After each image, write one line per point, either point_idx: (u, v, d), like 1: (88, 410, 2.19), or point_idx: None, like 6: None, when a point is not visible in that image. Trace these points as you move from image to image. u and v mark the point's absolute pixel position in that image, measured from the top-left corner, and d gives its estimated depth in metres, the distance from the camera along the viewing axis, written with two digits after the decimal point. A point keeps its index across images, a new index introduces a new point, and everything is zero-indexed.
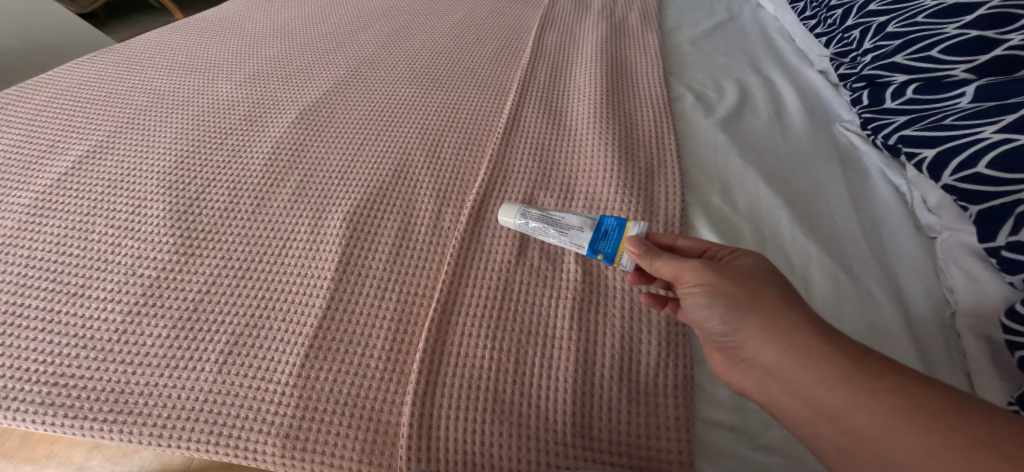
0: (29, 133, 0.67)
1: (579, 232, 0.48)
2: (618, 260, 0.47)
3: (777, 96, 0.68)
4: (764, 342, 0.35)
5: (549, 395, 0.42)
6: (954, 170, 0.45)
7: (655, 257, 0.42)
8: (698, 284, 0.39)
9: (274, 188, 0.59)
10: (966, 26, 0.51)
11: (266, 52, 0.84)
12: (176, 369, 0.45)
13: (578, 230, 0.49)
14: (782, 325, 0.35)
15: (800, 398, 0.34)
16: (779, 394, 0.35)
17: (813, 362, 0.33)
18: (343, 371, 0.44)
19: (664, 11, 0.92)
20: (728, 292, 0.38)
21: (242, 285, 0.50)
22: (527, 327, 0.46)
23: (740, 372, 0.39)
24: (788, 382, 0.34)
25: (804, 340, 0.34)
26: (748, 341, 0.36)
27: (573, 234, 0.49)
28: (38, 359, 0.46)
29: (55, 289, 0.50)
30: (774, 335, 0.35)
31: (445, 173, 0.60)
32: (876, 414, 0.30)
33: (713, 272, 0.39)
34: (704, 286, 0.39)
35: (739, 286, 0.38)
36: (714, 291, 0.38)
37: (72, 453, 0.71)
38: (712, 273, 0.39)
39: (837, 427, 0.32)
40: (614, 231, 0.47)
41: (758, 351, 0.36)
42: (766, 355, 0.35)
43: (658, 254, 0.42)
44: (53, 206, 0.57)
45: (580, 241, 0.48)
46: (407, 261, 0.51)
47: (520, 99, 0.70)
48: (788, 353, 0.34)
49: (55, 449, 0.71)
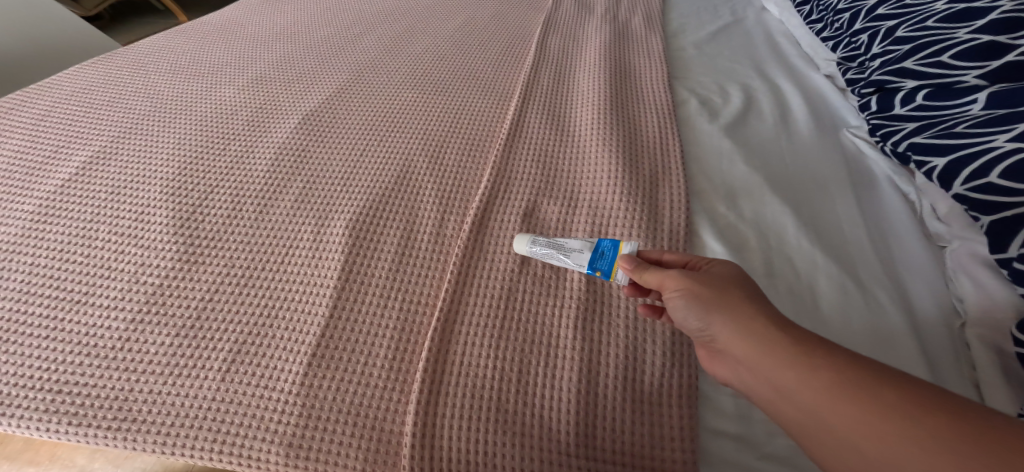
0: (33, 138, 0.67)
1: (579, 254, 0.47)
2: (614, 277, 0.46)
3: (782, 101, 0.67)
4: (731, 331, 0.35)
5: (552, 406, 0.41)
6: (965, 179, 0.44)
7: (641, 269, 0.42)
8: (676, 289, 0.39)
9: (277, 194, 0.59)
10: (977, 31, 0.50)
11: (269, 56, 0.84)
12: (179, 377, 0.45)
13: (578, 252, 0.48)
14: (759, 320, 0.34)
15: (764, 382, 0.33)
16: (749, 380, 0.34)
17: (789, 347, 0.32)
18: (347, 380, 0.44)
19: (668, 14, 0.92)
20: (703, 296, 0.37)
21: (246, 293, 0.50)
22: (530, 336, 0.45)
23: (718, 361, 0.38)
24: (754, 367, 0.33)
25: (797, 334, 0.33)
26: (719, 335, 0.36)
27: (573, 255, 0.48)
28: (43, 366, 0.46)
29: (58, 296, 0.50)
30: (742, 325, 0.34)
31: (448, 179, 0.60)
32: (836, 397, 0.29)
33: (690, 278, 0.38)
34: (681, 290, 0.39)
35: (717, 289, 0.37)
36: (690, 295, 0.38)
37: (75, 455, 0.71)
38: (690, 279, 0.38)
39: (797, 409, 0.31)
40: (610, 251, 0.47)
41: (735, 345, 0.34)
42: (734, 344, 0.35)
43: (644, 266, 0.42)
44: (57, 213, 0.57)
45: (580, 262, 0.47)
46: (410, 269, 0.51)
47: (522, 104, 0.69)
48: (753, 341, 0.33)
49: (59, 451, 0.71)
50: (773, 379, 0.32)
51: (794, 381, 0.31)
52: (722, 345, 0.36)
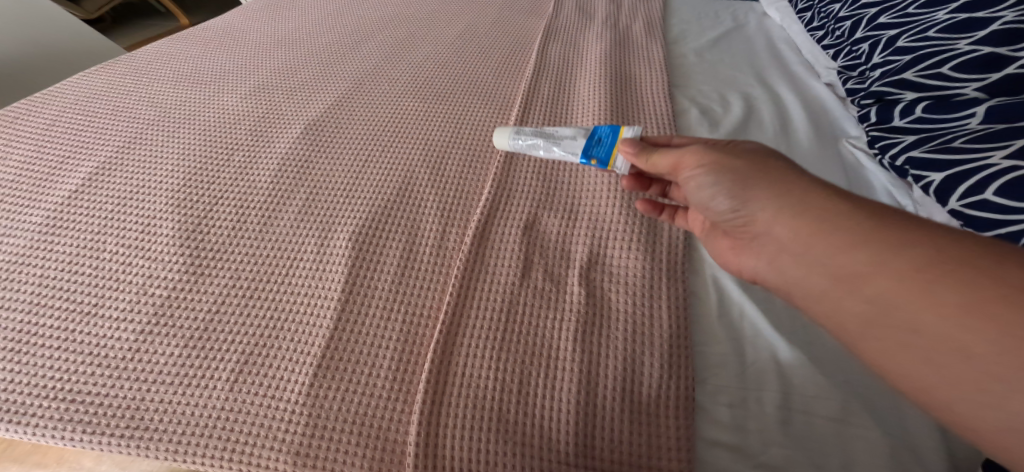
0: (39, 148, 0.67)
1: (572, 142, 0.51)
2: (612, 164, 0.50)
3: (782, 110, 0.67)
4: (775, 212, 0.36)
5: (552, 417, 0.41)
6: (961, 195, 0.45)
7: (652, 153, 0.46)
8: (699, 166, 0.42)
9: (282, 205, 0.60)
10: (977, 42, 0.51)
11: (271, 64, 0.84)
12: (188, 387, 0.46)
13: (571, 140, 0.52)
14: (807, 202, 0.34)
15: (812, 267, 0.33)
16: (791, 271, 0.35)
17: (842, 221, 0.32)
18: (353, 390, 0.45)
19: (669, 19, 0.92)
20: (725, 167, 0.40)
21: (251, 304, 0.51)
22: (531, 348, 0.46)
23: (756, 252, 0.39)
24: (800, 252, 0.34)
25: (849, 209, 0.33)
26: (758, 213, 0.37)
27: (566, 143, 0.52)
28: (55, 376, 0.47)
29: (68, 307, 0.51)
30: (788, 207, 0.35)
31: (450, 191, 0.60)
32: (894, 271, 0.29)
33: (707, 152, 0.42)
34: (705, 166, 0.42)
35: (737, 162, 0.40)
36: (714, 168, 0.41)
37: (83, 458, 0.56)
38: (709, 153, 0.42)
39: (852, 293, 0.30)
40: (607, 138, 0.50)
41: (781, 225, 0.35)
42: (780, 226, 0.35)
43: (655, 150, 0.46)
44: (65, 224, 0.58)
45: (573, 149, 0.51)
46: (412, 281, 0.52)
47: (523, 114, 0.70)
48: (799, 221, 0.34)
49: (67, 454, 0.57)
50: (823, 265, 0.32)
51: (862, 260, 0.30)
52: (764, 225, 0.37)
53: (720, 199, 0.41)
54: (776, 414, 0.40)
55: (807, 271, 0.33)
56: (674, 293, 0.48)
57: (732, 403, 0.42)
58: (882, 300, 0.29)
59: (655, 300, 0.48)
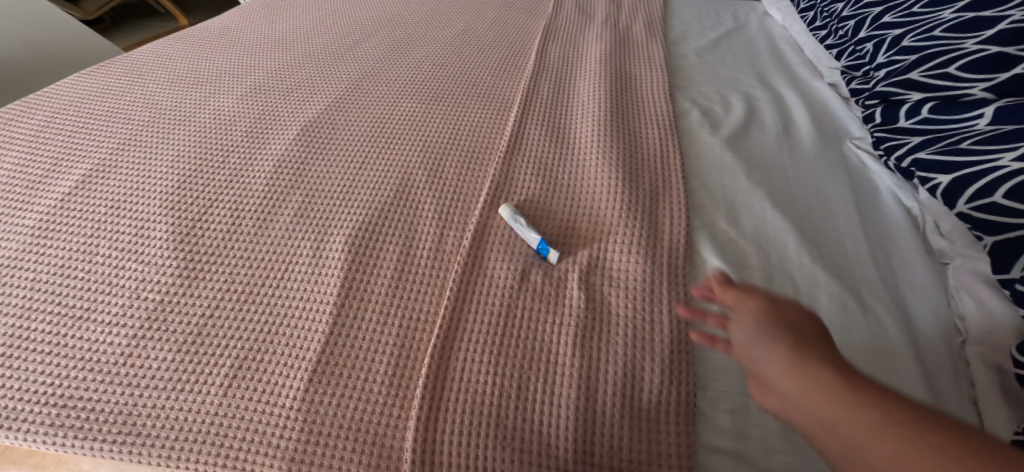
0: (33, 150, 0.67)
1: None
2: None
3: (785, 111, 0.66)
4: (782, 364, 0.34)
5: (551, 424, 0.40)
6: (969, 197, 0.44)
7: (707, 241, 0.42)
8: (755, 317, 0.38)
9: (277, 208, 0.59)
10: (985, 42, 0.50)
11: (268, 65, 0.84)
12: (182, 392, 0.45)
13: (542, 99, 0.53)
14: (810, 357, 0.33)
15: (812, 418, 0.31)
16: (794, 416, 0.33)
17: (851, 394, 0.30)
18: (348, 395, 0.44)
19: (669, 20, 0.91)
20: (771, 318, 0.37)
21: (245, 309, 0.50)
22: (529, 353, 0.45)
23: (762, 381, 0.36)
24: (800, 403, 0.32)
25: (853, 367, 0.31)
26: (772, 365, 0.35)
27: None
28: (47, 381, 0.46)
29: (61, 312, 0.50)
30: (799, 365, 0.33)
31: (447, 193, 0.60)
32: (868, 434, 0.28)
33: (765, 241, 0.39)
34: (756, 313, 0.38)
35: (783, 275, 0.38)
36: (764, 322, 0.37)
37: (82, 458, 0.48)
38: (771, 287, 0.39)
39: (838, 442, 0.29)
40: None
41: (787, 383, 0.33)
42: (782, 379, 0.33)
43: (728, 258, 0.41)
44: (58, 227, 0.57)
45: None
46: (409, 285, 0.51)
47: (522, 115, 0.69)
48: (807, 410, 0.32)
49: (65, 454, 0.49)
50: (821, 415, 0.30)
51: (858, 427, 0.28)
52: (774, 380, 0.34)
53: (757, 352, 0.36)
54: (778, 420, 0.39)
55: (805, 421, 0.32)
56: (674, 297, 0.47)
57: (733, 409, 0.41)
58: (866, 447, 0.27)
59: (655, 304, 0.47)
